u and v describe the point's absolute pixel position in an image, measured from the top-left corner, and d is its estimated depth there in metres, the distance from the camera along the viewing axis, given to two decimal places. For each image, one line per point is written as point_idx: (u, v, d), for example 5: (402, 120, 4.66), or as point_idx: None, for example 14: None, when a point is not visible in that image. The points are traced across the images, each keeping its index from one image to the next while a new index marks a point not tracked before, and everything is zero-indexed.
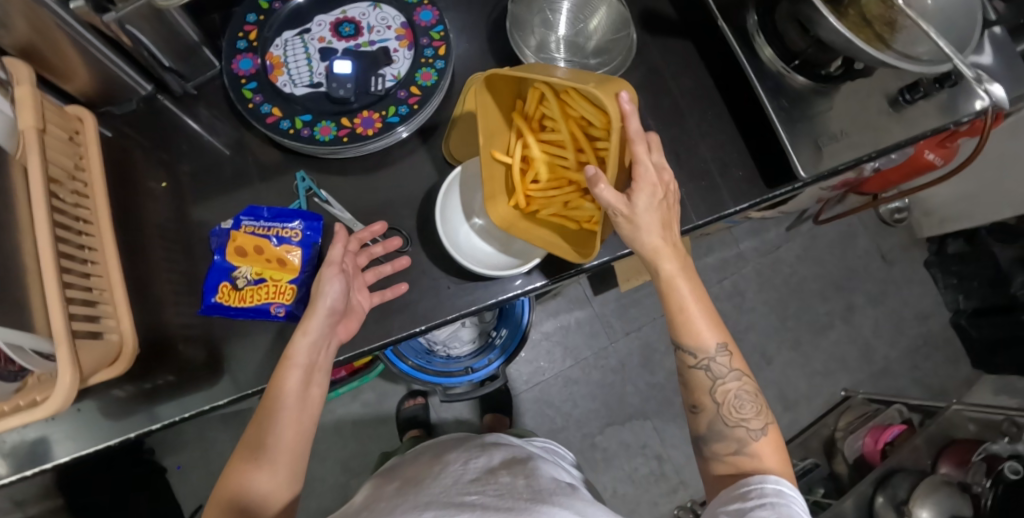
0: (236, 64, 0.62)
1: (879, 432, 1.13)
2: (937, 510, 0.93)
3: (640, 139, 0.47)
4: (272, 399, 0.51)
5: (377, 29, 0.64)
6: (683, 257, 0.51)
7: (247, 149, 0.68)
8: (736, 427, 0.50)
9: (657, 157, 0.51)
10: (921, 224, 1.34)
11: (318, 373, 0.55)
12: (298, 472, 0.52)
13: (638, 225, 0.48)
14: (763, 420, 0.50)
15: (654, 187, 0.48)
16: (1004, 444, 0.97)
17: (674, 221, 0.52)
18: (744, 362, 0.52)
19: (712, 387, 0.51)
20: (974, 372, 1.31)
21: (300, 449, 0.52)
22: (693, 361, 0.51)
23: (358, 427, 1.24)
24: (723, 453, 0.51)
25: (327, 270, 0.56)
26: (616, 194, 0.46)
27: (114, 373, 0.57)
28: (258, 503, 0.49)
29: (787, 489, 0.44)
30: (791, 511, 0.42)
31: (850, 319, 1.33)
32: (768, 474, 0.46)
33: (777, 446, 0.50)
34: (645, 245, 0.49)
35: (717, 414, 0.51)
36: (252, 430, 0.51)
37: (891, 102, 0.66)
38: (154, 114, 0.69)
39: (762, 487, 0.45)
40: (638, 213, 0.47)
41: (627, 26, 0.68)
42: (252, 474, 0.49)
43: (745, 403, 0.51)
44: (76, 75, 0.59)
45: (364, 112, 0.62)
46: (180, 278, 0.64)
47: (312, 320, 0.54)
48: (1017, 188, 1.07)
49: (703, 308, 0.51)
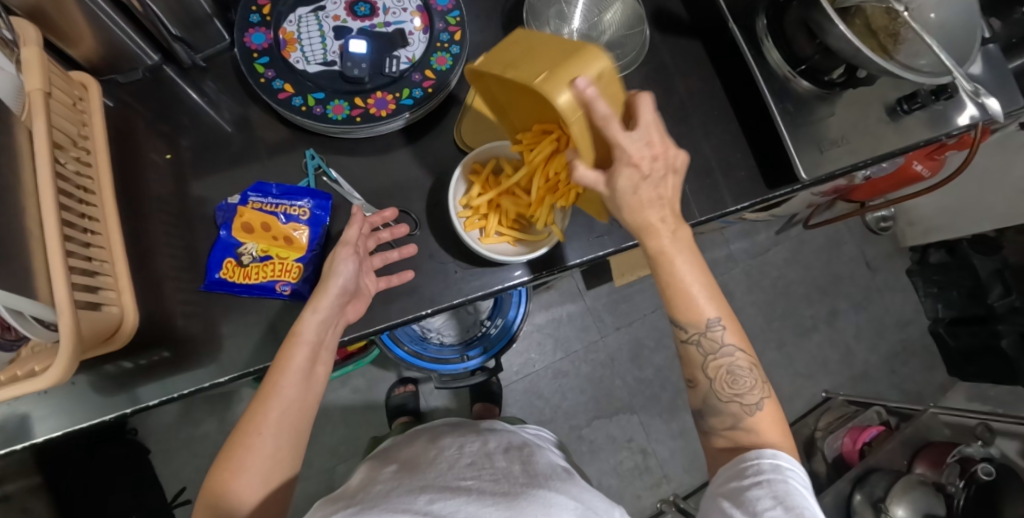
0: (248, 37, 0.61)
1: (859, 432, 1.18)
2: (912, 508, 0.96)
3: (608, 121, 0.44)
4: (276, 377, 0.51)
5: (393, 11, 0.63)
6: (675, 230, 0.50)
7: (253, 125, 0.67)
8: (730, 402, 0.51)
9: (646, 124, 0.46)
10: (905, 233, 1.38)
11: (325, 351, 0.55)
12: (301, 447, 0.52)
13: (621, 205, 0.48)
14: (758, 395, 0.51)
15: (636, 166, 0.46)
16: (977, 447, 1.01)
17: (671, 190, 0.50)
18: (739, 336, 0.52)
19: (704, 362, 0.52)
20: (949, 379, 1.35)
21: (302, 425, 0.52)
22: (685, 335, 0.52)
23: (345, 413, 1.24)
24: (719, 427, 0.52)
25: (341, 250, 0.56)
26: (595, 178, 0.47)
27: (112, 345, 0.56)
28: (258, 476, 0.49)
29: (784, 462, 0.46)
30: (787, 487, 0.44)
31: (833, 323, 1.36)
32: (766, 448, 0.48)
33: (775, 418, 0.51)
34: (633, 220, 0.49)
35: (711, 389, 0.52)
36: (252, 405, 0.51)
37: (889, 111, 0.68)
38: (160, 86, 0.67)
39: (758, 463, 0.46)
40: (619, 195, 0.48)
41: (641, 23, 0.69)
42: (251, 447, 0.49)
43: (739, 377, 0.52)
44: (82, 40, 0.57)
45: (378, 93, 0.62)
46: (181, 253, 0.63)
47: (323, 298, 0.54)
48: (998, 203, 1.12)
49: (699, 282, 0.51)
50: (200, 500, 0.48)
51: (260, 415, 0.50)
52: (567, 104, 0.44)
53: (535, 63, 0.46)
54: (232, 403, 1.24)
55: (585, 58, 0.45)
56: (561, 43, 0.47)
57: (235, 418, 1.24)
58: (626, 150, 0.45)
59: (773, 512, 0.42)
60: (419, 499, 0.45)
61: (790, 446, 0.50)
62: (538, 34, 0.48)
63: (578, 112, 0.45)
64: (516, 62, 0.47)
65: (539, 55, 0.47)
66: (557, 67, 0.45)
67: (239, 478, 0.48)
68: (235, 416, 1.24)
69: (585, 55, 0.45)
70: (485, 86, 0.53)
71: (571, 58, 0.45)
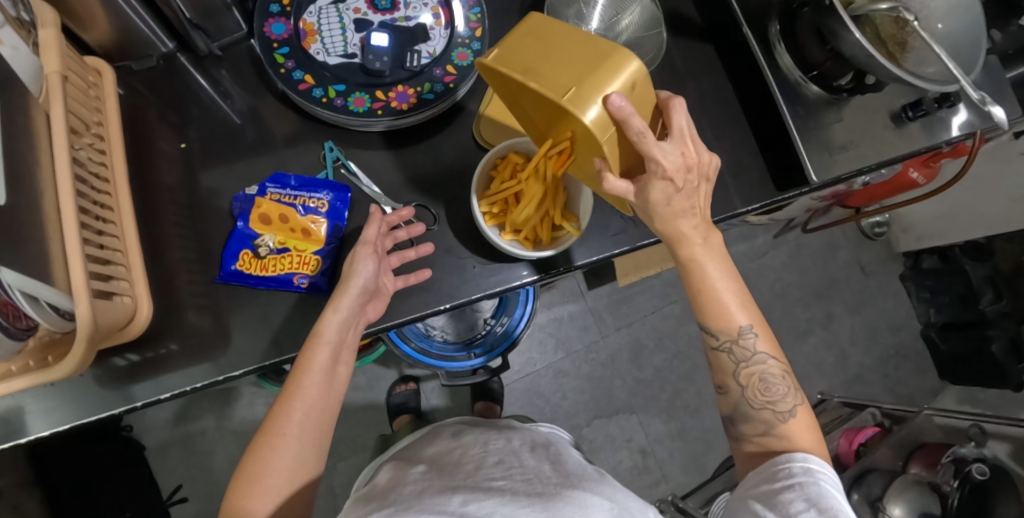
0: (268, 27, 0.60)
1: (854, 434, 1.19)
2: (908, 508, 0.99)
3: (643, 136, 0.44)
4: (300, 377, 0.51)
5: (414, 5, 0.63)
6: (706, 236, 0.51)
7: (268, 117, 0.66)
8: (763, 409, 0.52)
9: (679, 135, 0.47)
10: (898, 239, 1.41)
11: (346, 351, 0.55)
12: (324, 447, 0.52)
13: (653, 215, 0.50)
14: (792, 402, 0.52)
15: (670, 181, 0.47)
16: (970, 448, 1.04)
17: (702, 199, 0.51)
18: (771, 344, 0.52)
19: (736, 370, 0.53)
20: (940, 382, 1.38)
21: (325, 426, 0.51)
22: (716, 343, 0.53)
23: (344, 411, 1.22)
24: (752, 433, 0.53)
25: (360, 250, 0.56)
26: (625, 187, 0.48)
27: (125, 337, 0.55)
28: (283, 476, 0.48)
29: (815, 465, 0.47)
30: (819, 489, 0.44)
31: (829, 326, 1.39)
32: (797, 452, 0.49)
33: (808, 425, 0.52)
34: (664, 229, 0.51)
35: (742, 396, 0.53)
36: (277, 405, 0.50)
37: (893, 117, 0.70)
38: (172, 74, 0.66)
39: (790, 467, 0.47)
40: (652, 205, 0.49)
41: (658, 25, 0.69)
42: (276, 448, 0.48)
43: (772, 385, 0.52)
44: (97, 25, 0.56)
45: (398, 87, 0.61)
46: (193, 244, 0.62)
47: (343, 298, 0.54)
48: (991, 210, 1.16)
49: (731, 290, 0.52)
50: (225, 501, 0.47)
51: (284, 416, 0.49)
52: (598, 121, 0.44)
53: (558, 72, 0.45)
54: (230, 400, 1.22)
55: (612, 67, 0.45)
56: (584, 47, 0.46)
57: (233, 415, 1.22)
58: (660, 164, 0.45)
59: (807, 514, 0.43)
60: (452, 499, 0.45)
61: (822, 452, 0.51)
62: (556, 32, 0.47)
63: (608, 127, 0.45)
64: (537, 69, 0.46)
65: (562, 61, 0.46)
66: (585, 80, 0.44)
67: (264, 478, 0.47)
68: (234, 413, 1.22)
69: (612, 64, 0.45)
70: (501, 88, 0.51)
71: (599, 69, 0.45)
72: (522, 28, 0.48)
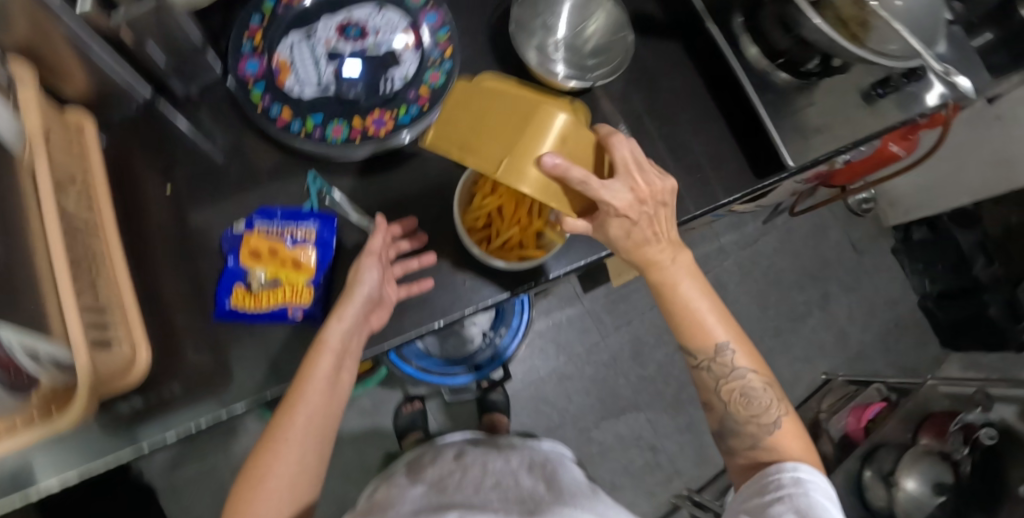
0: (242, 67, 0.62)
1: (862, 411, 1.21)
2: (922, 478, 1.02)
3: (588, 182, 0.46)
4: (301, 385, 0.53)
5: (383, 31, 0.64)
6: (675, 257, 0.53)
7: (249, 154, 0.68)
8: (748, 423, 0.54)
9: (628, 173, 0.48)
10: (886, 213, 1.43)
11: (348, 359, 0.56)
12: (325, 451, 0.56)
13: (616, 247, 0.52)
14: (775, 413, 0.54)
15: (622, 218, 0.49)
16: (977, 414, 1.03)
17: (665, 223, 0.52)
18: (750, 358, 0.54)
19: (718, 386, 0.55)
20: (942, 351, 1.39)
21: (326, 430, 0.55)
22: (696, 361, 0.55)
23: (353, 436, 1.23)
24: (741, 448, 0.55)
25: (366, 259, 0.57)
26: (582, 226, 0.50)
27: (127, 383, 0.55)
28: (285, 479, 0.52)
29: (805, 473, 0.49)
30: (808, 500, 0.47)
31: (826, 307, 1.39)
32: (788, 460, 0.51)
33: (793, 434, 0.54)
34: (634, 258, 0.53)
35: (726, 412, 0.55)
36: (279, 409, 0.53)
37: (863, 96, 0.70)
38: (152, 119, 0.67)
39: (780, 478, 0.49)
40: (613, 239, 0.51)
41: (624, 28, 0.70)
42: (278, 452, 0.52)
43: (753, 398, 0.54)
44: (75, 77, 0.57)
45: (375, 112, 0.62)
46: (187, 284, 0.63)
47: (348, 308, 0.54)
48: (971, 176, 1.17)
49: (706, 309, 0.54)
50: (230, 497, 0.52)
51: (287, 422, 0.52)
52: (536, 183, 0.48)
53: (488, 144, 0.50)
54: (240, 435, 1.23)
55: (537, 130, 0.49)
56: (511, 115, 0.50)
57: (243, 449, 1.23)
58: (609, 205, 0.47)
59: None
60: None
61: (811, 458, 0.53)
62: (482, 103, 0.51)
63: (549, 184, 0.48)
64: (471, 144, 0.51)
65: (493, 131, 0.50)
66: (511, 147, 0.49)
67: (266, 480, 0.51)
68: (244, 447, 1.23)
69: (538, 126, 0.49)
70: None
71: (528, 133, 0.49)
72: (445, 111, 0.54)
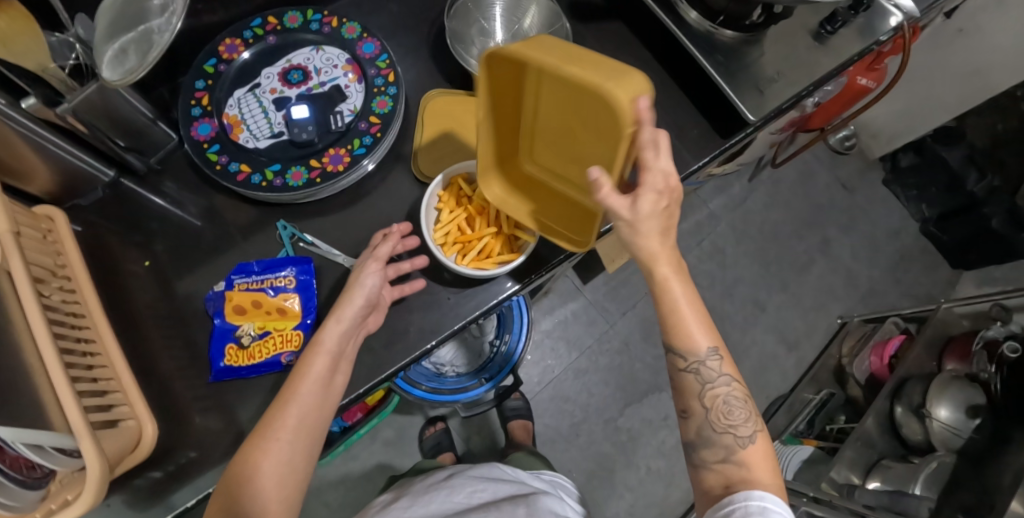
0: (195, 130, 0.63)
1: (882, 348, 1.16)
2: (953, 406, 0.98)
3: (653, 145, 0.42)
4: (296, 383, 0.53)
5: (325, 70, 0.66)
6: (678, 259, 0.49)
7: (219, 214, 0.69)
8: (724, 433, 0.51)
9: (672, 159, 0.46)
10: (871, 146, 1.41)
11: (342, 363, 0.56)
12: (312, 453, 0.54)
13: (637, 230, 0.47)
14: (752, 427, 0.51)
15: (661, 193, 0.46)
16: (998, 328, 0.99)
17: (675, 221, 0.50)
18: (734, 367, 0.52)
19: (701, 391, 0.52)
20: (953, 272, 1.37)
21: (316, 431, 0.53)
22: (683, 364, 0.52)
23: (384, 467, 1.23)
24: (712, 460, 0.52)
25: (370, 264, 0.58)
26: (619, 200, 0.46)
27: (137, 459, 0.56)
28: (273, 477, 0.50)
29: (771, 505, 0.46)
30: None
31: (827, 251, 1.38)
32: (755, 489, 0.48)
33: (765, 454, 0.51)
34: (641, 247, 0.48)
35: (705, 419, 0.52)
36: (272, 408, 0.52)
37: (815, 36, 0.69)
38: (120, 199, 0.68)
39: (747, 505, 0.46)
40: (638, 218, 0.46)
41: (559, 18, 0.71)
42: (267, 451, 0.50)
43: (733, 408, 0.52)
44: (37, 174, 0.59)
45: (330, 151, 0.64)
46: (183, 351, 0.64)
47: (345, 310, 0.55)
48: (948, 93, 1.15)
49: (697, 310, 0.51)
50: (219, 493, 0.50)
51: (279, 421, 0.51)
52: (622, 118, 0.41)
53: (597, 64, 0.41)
54: None
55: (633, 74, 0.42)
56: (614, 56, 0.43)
57: None
58: (658, 173, 0.44)
59: None
60: None
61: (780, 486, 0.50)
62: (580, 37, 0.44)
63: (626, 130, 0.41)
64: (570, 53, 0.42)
65: (593, 57, 0.43)
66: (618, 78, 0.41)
67: (255, 478, 0.49)
68: None
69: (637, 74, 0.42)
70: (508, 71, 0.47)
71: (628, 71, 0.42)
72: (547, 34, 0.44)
